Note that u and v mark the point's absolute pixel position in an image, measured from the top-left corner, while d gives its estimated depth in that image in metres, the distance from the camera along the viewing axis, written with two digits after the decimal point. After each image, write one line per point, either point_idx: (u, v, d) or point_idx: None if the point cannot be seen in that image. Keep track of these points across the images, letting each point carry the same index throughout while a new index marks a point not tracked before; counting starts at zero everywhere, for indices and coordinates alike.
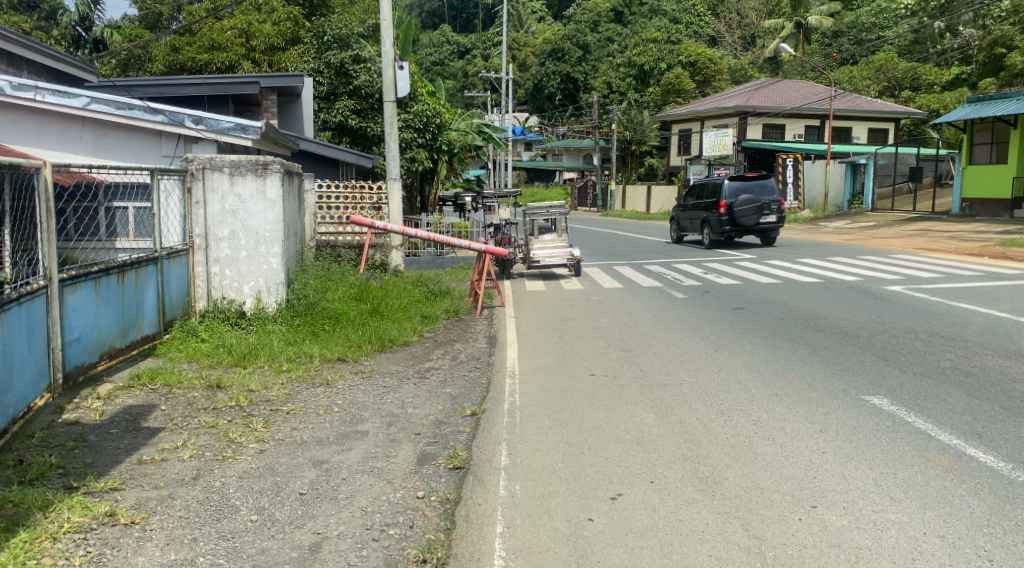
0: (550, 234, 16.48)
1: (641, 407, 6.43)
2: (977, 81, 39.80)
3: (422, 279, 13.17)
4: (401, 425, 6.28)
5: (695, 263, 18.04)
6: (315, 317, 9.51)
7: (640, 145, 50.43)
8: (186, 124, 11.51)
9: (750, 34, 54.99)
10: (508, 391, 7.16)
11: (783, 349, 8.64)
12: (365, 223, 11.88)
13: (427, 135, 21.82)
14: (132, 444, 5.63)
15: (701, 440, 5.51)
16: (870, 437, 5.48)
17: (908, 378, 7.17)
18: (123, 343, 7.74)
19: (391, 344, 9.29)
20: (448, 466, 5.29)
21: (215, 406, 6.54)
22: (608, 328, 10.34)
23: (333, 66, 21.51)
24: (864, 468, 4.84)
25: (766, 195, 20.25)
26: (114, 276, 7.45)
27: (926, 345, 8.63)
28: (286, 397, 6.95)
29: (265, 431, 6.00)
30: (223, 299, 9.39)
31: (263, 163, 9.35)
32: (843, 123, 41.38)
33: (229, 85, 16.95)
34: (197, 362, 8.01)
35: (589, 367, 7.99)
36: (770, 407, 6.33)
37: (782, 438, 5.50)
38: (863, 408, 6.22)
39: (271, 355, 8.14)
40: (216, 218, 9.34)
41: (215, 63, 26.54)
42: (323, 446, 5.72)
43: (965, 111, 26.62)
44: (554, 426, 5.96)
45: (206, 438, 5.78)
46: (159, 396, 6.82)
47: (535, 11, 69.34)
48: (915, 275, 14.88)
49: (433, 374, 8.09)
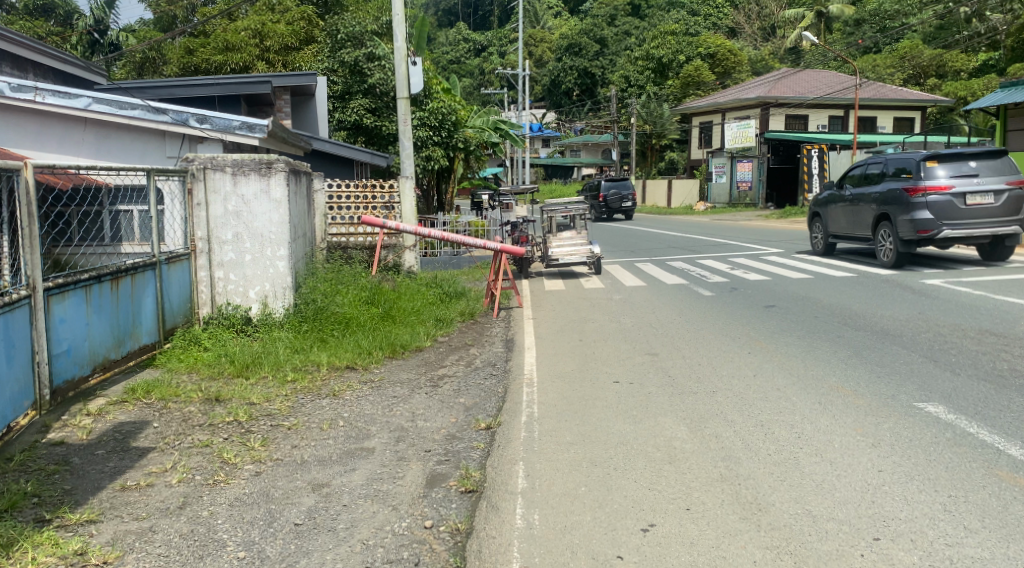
0: (569, 232, 15.82)
1: (672, 418, 5.91)
2: (1006, 67, 38.73)
3: (436, 279, 12.73)
4: (410, 441, 5.79)
5: (721, 258, 17.37)
6: (324, 322, 9.05)
7: (661, 139, 49.70)
8: (191, 123, 11.07)
9: (771, 24, 54.05)
10: (525, 401, 6.65)
11: (822, 350, 8.07)
12: (376, 223, 11.39)
13: (442, 133, 21.35)
14: (117, 467, 5.16)
15: (740, 458, 4.97)
16: (930, 452, 4.95)
17: (964, 382, 6.62)
18: (118, 355, 7.25)
19: (403, 350, 8.80)
20: (460, 489, 4.81)
21: (212, 422, 6.08)
22: (632, 330, 9.79)
23: (347, 64, 21.07)
24: (928, 489, 4.33)
25: (626, 190, 33.33)
26: (108, 283, 7.01)
27: (977, 344, 8.04)
28: (289, 411, 6.47)
29: (262, 450, 5.52)
30: (227, 305, 8.94)
31: (267, 162, 8.93)
32: (869, 113, 40.46)
33: (240, 85, 16.53)
34: (197, 373, 7.57)
35: (613, 374, 7.43)
36: (815, 417, 5.78)
37: (830, 454, 4.98)
38: (918, 418, 5.67)
39: (276, 364, 7.67)
40: (219, 220, 8.91)
41: (229, 64, 26.25)
42: (324, 467, 5.24)
43: (998, 96, 25.72)
44: (575, 442, 5.44)
45: (199, 459, 5.31)
46: (153, 412, 6.35)
47: (552, 6, 68.79)
48: (954, 268, 14.16)
49: (446, 382, 7.59)
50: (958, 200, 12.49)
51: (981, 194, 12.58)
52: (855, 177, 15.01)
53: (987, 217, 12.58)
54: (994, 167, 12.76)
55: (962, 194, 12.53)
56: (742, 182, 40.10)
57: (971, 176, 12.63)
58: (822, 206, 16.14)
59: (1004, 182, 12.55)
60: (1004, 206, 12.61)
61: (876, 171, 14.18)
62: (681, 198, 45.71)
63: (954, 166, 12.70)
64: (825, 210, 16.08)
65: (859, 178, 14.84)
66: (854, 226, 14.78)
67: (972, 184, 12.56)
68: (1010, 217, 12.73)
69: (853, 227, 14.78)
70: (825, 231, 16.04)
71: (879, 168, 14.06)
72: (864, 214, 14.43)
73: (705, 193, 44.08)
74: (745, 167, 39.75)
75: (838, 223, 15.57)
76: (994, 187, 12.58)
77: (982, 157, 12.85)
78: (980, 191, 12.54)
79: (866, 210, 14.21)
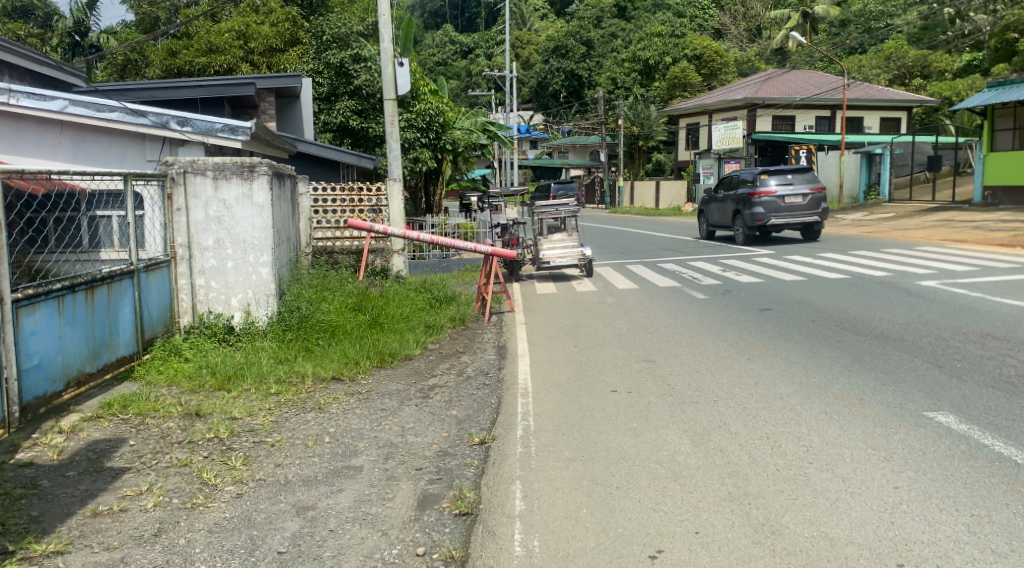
0: (560, 234, 15.60)
1: (674, 430, 5.67)
2: (990, 68, 38.82)
3: (425, 284, 12.43)
4: (401, 458, 5.52)
5: (712, 260, 17.14)
6: (309, 330, 8.76)
7: (648, 141, 49.58)
8: (172, 126, 10.78)
9: (756, 25, 54.00)
10: (520, 413, 6.39)
11: (823, 355, 7.88)
12: (363, 227, 11.10)
13: (430, 135, 21.10)
14: (90, 489, 4.84)
15: (748, 475, 4.74)
16: (946, 466, 4.74)
17: (972, 389, 6.42)
18: (94, 368, 6.93)
19: (392, 358, 8.53)
20: (454, 511, 4.55)
21: (192, 439, 5.77)
22: (627, 335, 9.54)
23: (333, 66, 20.76)
24: (949, 509, 4.13)
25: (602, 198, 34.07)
26: (82, 293, 6.69)
27: (980, 349, 7.87)
28: (273, 426, 6.18)
29: (245, 469, 5.23)
30: (209, 314, 8.64)
31: (250, 165, 8.63)
32: (855, 114, 40.47)
33: (223, 87, 16.22)
34: (177, 386, 7.26)
35: (609, 383, 7.18)
36: (822, 429, 5.56)
37: (841, 469, 4.77)
38: (929, 428, 5.46)
39: (259, 376, 7.38)
40: (200, 226, 8.60)
41: (214, 66, 25.81)
42: (310, 488, 4.96)
43: (986, 96, 25.65)
44: (575, 458, 5.18)
45: (177, 480, 5.01)
46: (130, 428, 6.02)
47: (538, 8, 68.60)
48: (948, 269, 14.02)
49: (438, 393, 7.32)
50: (780, 200, 18.26)
51: (796, 196, 18.35)
52: (726, 182, 20.68)
53: (800, 212, 18.33)
54: (807, 177, 18.52)
55: (783, 196, 18.29)
56: None
57: (790, 185, 18.40)
58: (706, 203, 21.92)
59: (810, 187, 18.32)
60: (811, 203, 18.40)
61: (736, 180, 19.96)
62: (669, 199, 45.59)
63: (781, 175, 18.42)
64: (708, 206, 21.72)
65: (727, 184, 20.66)
66: (723, 218, 20.49)
67: (791, 189, 18.32)
68: (816, 211, 18.53)
69: (721, 219, 20.64)
70: (708, 221, 21.70)
71: (737, 177, 19.89)
72: (729, 209, 20.19)
73: (693, 195, 43.90)
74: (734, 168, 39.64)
75: (716, 215, 21.25)
76: (805, 191, 18.36)
77: (800, 171, 18.58)
78: (797, 194, 18.30)
79: (728, 207, 20.02)
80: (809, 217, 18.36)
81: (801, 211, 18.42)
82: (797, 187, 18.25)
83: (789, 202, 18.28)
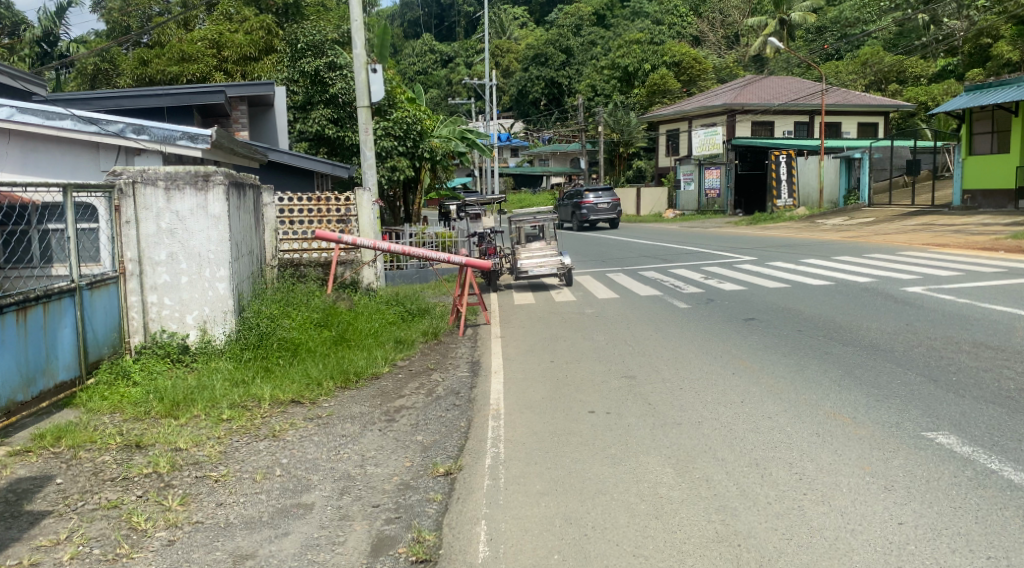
0: (538, 242, 15.16)
1: (656, 457, 5.22)
2: (965, 72, 38.88)
3: (397, 297, 11.94)
4: (357, 493, 5.03)
5: (693, 268, 16.73)
6: (269, 349, 8.23)
7: (628, 148, 48.74)
8: (126, 134, 10.21)
9: (734, 32, 53.99)
10: (491, 439, 5.91)
11: (813, 369, 7.45)
12: (331, 237, 10.53)
13: (407, 143, 20.60)
14: (1, 540, 4.31)
15: (738, 510, 4.30)
16: (953, 497, 4.30)
17: (971, 406, 6.02)
18: (26, 396, 6.37)
19: (357, 378, 8.00)
20: (410, 558, 4.08)
21: (127, 476, 5.24)
22: (606, 349, 9.10)
23: (307, 74, 20.04)
24: (961, 550, 3.75)
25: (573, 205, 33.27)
26: (11, 315, 6.14)
27: (976, 359, 7.47)
28: (220, 457, 5.66)
29: (181, 511, 4.72)
30: (162, 333, 8.11)
31: (204, 174, 8.10)
32: (833, 118, 40.32)
33: (193, 95, 15.52)
34: (121, 413, 6.71)
35: (587, 403, 6.72)
36: (815, 453, 5.12)
37: (838, 500, 4.35)
38: (931, 452, 5.04)
39: (211, 401, 6.84)
40: (152, 239, 8.07)
41: (186, 75, 25.03)
42: (253, 531, 4.47)
43: (963, 100, 25.48)
44: (547, 492, 4.72)
45: (101, 526, 4.49)
46: (60, 464, 5.48)
47: (518, 17, 68.30)
48: (931, 274, 13.68)
49: (404, 416, 6.82)
50: (595, 205, 30.74)
51: (604, 203, 30.90)
52: (569, 194, 33.30)
53: (606, 213, 30.92)
54: (610, 192, 31.12)
55: (597, 204, 30.81)
56: (711, 189, 39.27)
57: (600, 197, 30.95)
58: (560, 206, 34.34)
59: (611, 199, 30.92)
60: (613, 207, 30.95)
61: (571, 194, 32.49)
62: (651, 206, 45.06)
63: (596, 192, 31.03)
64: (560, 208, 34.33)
65: (568, 196, 33.12)
66: (565, 216, 33.12)
67: (602, 199, 30.94)
68: (614, 212, 31.07)
69: (566, 217, 33.26)
70: (559, 218, 34.36)
71: (572, 191, 32.39)
72: (569, 211, 32.78)
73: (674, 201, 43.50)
74: (713, 174, 38.90)
75: (563, 214, 33.92)
76: (608, 200, 30.98)
77: (605, 190, 31.15)
78: (604, 202, 30.92)
79: (568, 210, 32.53)
80: (612, 215, 31.02)
81: (607, 212, 31.08)
82: (604, 199, 30.95)
83: (602, 207, 30.95)
